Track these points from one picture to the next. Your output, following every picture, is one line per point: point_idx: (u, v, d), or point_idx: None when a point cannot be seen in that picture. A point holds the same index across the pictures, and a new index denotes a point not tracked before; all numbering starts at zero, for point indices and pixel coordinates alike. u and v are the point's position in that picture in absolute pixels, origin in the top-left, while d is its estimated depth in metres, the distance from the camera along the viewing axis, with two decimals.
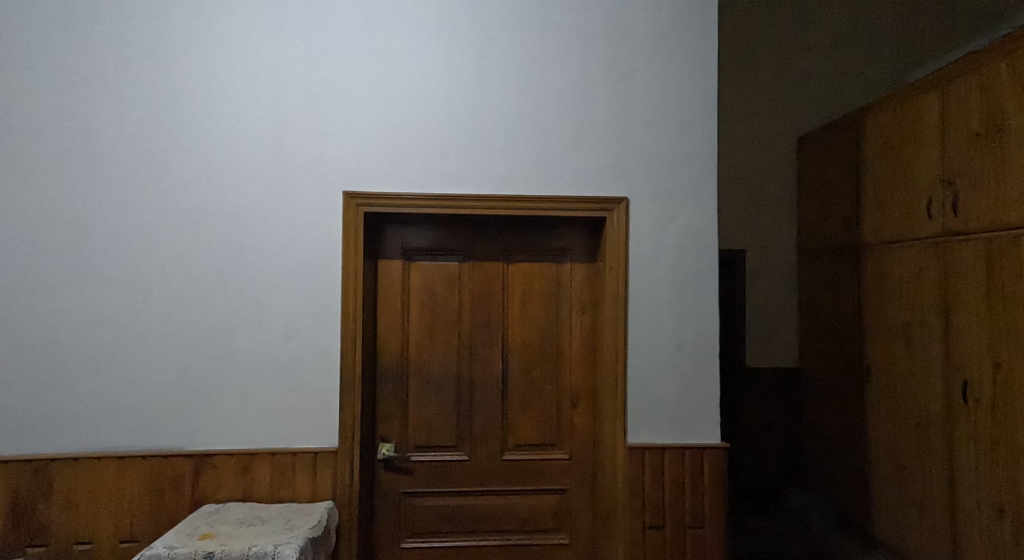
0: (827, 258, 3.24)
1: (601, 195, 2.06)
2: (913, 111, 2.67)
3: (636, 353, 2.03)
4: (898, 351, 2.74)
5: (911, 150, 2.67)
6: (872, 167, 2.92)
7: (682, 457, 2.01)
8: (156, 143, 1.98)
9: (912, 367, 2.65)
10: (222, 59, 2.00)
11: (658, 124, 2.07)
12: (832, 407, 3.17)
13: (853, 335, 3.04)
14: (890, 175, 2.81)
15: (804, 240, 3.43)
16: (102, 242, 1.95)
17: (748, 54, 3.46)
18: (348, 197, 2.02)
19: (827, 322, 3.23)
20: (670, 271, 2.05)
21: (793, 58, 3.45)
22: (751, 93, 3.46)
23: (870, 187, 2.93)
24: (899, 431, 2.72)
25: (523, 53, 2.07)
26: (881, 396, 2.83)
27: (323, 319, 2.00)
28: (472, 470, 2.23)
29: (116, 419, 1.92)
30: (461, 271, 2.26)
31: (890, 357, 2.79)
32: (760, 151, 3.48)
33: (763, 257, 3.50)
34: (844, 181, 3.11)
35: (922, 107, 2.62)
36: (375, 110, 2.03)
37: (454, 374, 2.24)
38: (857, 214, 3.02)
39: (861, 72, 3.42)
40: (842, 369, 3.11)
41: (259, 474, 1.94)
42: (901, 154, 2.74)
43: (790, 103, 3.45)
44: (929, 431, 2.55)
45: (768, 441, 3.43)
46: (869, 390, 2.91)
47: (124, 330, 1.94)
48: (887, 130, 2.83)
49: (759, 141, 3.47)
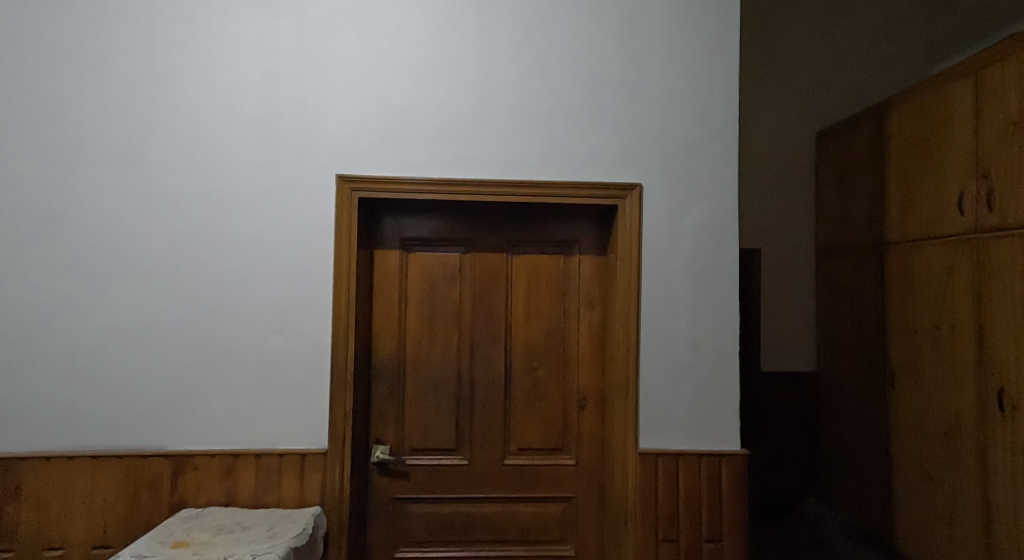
0: (849, 257, 3.08)
1: (613, 181, 1.92)
2: (943, 100, 2.51)
3: (649, 351, 1.89)
4: (925, 356, 2.58)
5: (941, 140, 2.51)
6: (899, 159, 2.76)
7: (698, 465, 1.86)
8: (139, 123, 1.86)
9: (942, 372, 2.49)
10: (210, 35, 1.88)
11: (676, 105, 1.93)
12: (853, 413, 3.00)
13: (876, 337, 2.87)
14: (918, 168, 2.64)
15: (824, 238, 3.26)
16: (80, 228, 1.83)
17: (768, 43, 3.31)
18: (342, 180, 1.89)
19: (848, 324, 3.07)
20: (686, 264, 1.90)
21: (813, 47, 3.29)
22: (770, 83, 3.30)
23: (896, 182, 2.77)
24: (927, 439, 2.55)
25: (531, 29, 1.93)
26: (907, 403, 2.67)
27: (314, 311, 1.87)
28: (472, 476, 2.09)
29: (91, 416, 1.79)
30: (462, 263, 2.13)
31: (917, 362, 2.63)
32: (778, 144, 3.32)
33: (781, 255, 3.34)
34: (867, 174, 2.95)
35: (954, 95, 2.46)
36: (373, 89, 1.91)
37: (454, 372, 2.11)
38: (881, 209, 2.86)
39: (887, 62, 3.26)
40: (865, 374, 2.94)
41: (243, 477, 1.81)
42: (929, 146, 2.58)
43: (811, 94, 3.29)
44: (960, 441, 2.39)
45: (785, 448, 3.26)
46: (893, 396, 2.75)
47: (101, 321, 1.82)
48: (915, 121, 2.67)
49: (778, 134, 3.32)
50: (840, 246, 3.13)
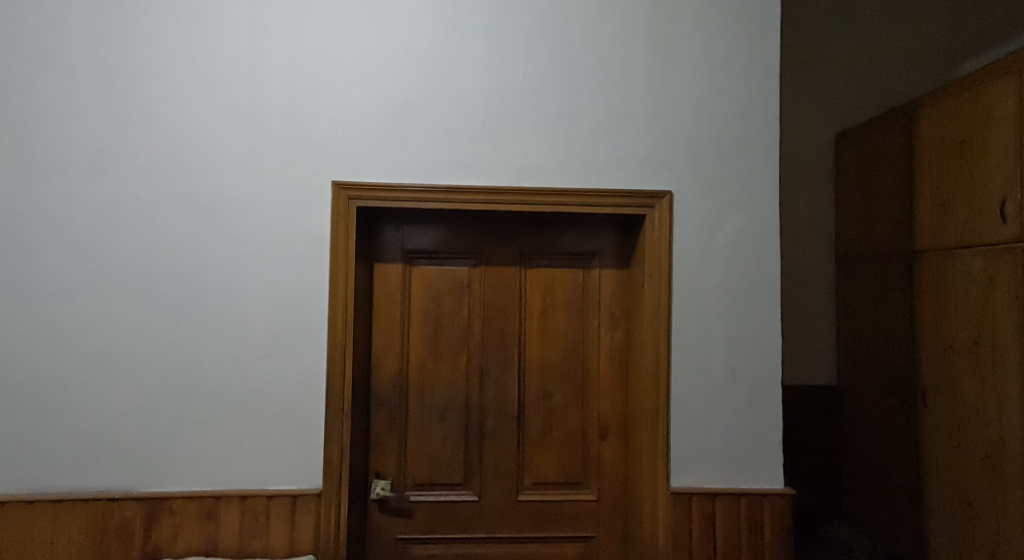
0: (872, 262, 2.69)
1: (640, 188, 1.72)
2: (978, 85, 2.17)
3: (680, 378, 1.69)
4: (962, 383, 2.21)
5: (976, 131, 2.16)
6: (928, 155, 2.39)
7: (736, 505, 1.67)
8: (108, 122, 1.66)
9: (982, 404, 2.12)
10: (191, 24, 1.68)
11: (710, 104, 1.74)
12: (882, 439, 2.57)
13: (905, 354, 2.47)
14: (952, 167, 2.28)
15: (844, 239, 2.85)
16: (43, 241, 1.63)
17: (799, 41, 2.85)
18: (337, 187, 1.69)
19: (871, 339, 2.67)
20: (720, 280, 1.71)
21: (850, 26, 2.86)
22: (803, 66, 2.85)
23: (926, 180, 2.40)
24: (964, 480, 2.19)
25: (547, 20, 1.74)
26: (941, 435, 2.29)
27: (307, 334, 1.67)
28: (483, 514, 1.90)
29: (55, 454, 1.59)
30: (471, 278, 1.94)
31: (951, 389, 2.26)
32: (806, 135, 2.87)
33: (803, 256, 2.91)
34: (893, 169, 2.56)
35: (997, 81, 2.08)
36: (372, 85, 1.71)
37: (462, 398, 1.91)
38: (909, 209, 2.48)
39: (929, 47, 2.86)
40: (891, 395, 2.55)
41: (225, 522, 1.61)
42: (962, 137, 2.23)
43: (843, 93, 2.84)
44: (1005, 485, 2.02)
45: (806, 479, 2.80)
46: (925, 423, 2.36)
47: (68, 346, 1.62)
48: (948, 113, 2.30)
49: (810, 122, 2.86)
50: (863, 249, 2.72)
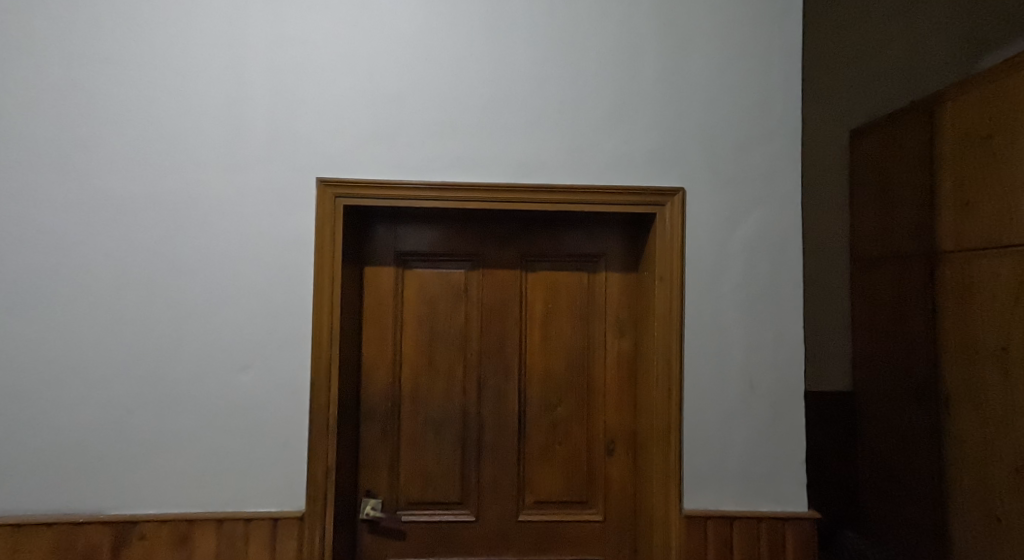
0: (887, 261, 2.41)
1: (651, 185, 1.59)
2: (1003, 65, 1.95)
3: (693, 392, 1.56)
4: (994, 401, 1.95)
5: (1001, 116, 1.93)
6: (952, 146, 2.14)
7: (757, 530, 1.53)
8: (77, 114, 1.54)
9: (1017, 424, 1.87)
10: (167, 8, 1.56)
11: (727, 94, 1.60)
12: (900, 459, 2.30)
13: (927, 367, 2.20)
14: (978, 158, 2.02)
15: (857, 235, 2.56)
16: (8, 243, 1.51)
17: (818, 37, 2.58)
18: (323, 185, 1.57)
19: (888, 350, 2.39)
20: (737, 285, 1.57)
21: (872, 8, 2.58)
22: (820, 52, 2.58)
23: (950, 172, 2.13)
24: (994, 508, 1.94)
25: (551, 5, 1.61)
26: (970, 456, 2.04)
27: (290, 343, 1.55)
28: (482, 536, 1.77)
29: (16, 473, 1.47)
30: (468, 282, 1.81)
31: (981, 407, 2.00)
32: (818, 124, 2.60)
33: (817, 253, 2.60)
34: (911, 159, 2.30)
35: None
36: (362, 75, 1.58)
37: (458, 411, 1.78)
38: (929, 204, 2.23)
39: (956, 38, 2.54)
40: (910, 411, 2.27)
41: (200, 547, 1.48)
42: (986, 125, 2.00)
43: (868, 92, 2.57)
44: None
45: (817, 499, 2.52)
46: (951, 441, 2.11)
47: (33, 356, 1.50)
48: (974, 99, 2.05)
49: (827, 114, 2.60)
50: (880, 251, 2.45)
